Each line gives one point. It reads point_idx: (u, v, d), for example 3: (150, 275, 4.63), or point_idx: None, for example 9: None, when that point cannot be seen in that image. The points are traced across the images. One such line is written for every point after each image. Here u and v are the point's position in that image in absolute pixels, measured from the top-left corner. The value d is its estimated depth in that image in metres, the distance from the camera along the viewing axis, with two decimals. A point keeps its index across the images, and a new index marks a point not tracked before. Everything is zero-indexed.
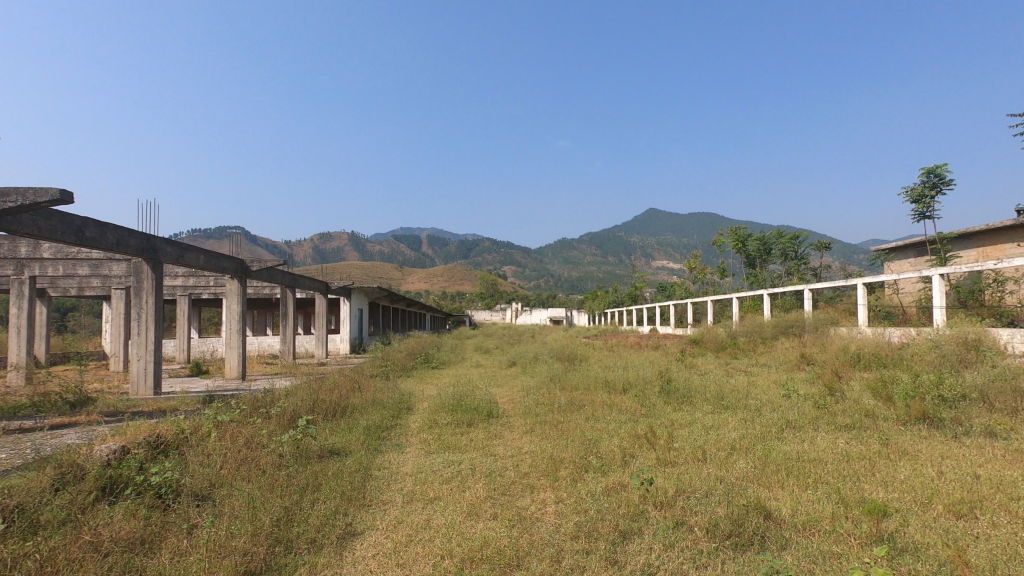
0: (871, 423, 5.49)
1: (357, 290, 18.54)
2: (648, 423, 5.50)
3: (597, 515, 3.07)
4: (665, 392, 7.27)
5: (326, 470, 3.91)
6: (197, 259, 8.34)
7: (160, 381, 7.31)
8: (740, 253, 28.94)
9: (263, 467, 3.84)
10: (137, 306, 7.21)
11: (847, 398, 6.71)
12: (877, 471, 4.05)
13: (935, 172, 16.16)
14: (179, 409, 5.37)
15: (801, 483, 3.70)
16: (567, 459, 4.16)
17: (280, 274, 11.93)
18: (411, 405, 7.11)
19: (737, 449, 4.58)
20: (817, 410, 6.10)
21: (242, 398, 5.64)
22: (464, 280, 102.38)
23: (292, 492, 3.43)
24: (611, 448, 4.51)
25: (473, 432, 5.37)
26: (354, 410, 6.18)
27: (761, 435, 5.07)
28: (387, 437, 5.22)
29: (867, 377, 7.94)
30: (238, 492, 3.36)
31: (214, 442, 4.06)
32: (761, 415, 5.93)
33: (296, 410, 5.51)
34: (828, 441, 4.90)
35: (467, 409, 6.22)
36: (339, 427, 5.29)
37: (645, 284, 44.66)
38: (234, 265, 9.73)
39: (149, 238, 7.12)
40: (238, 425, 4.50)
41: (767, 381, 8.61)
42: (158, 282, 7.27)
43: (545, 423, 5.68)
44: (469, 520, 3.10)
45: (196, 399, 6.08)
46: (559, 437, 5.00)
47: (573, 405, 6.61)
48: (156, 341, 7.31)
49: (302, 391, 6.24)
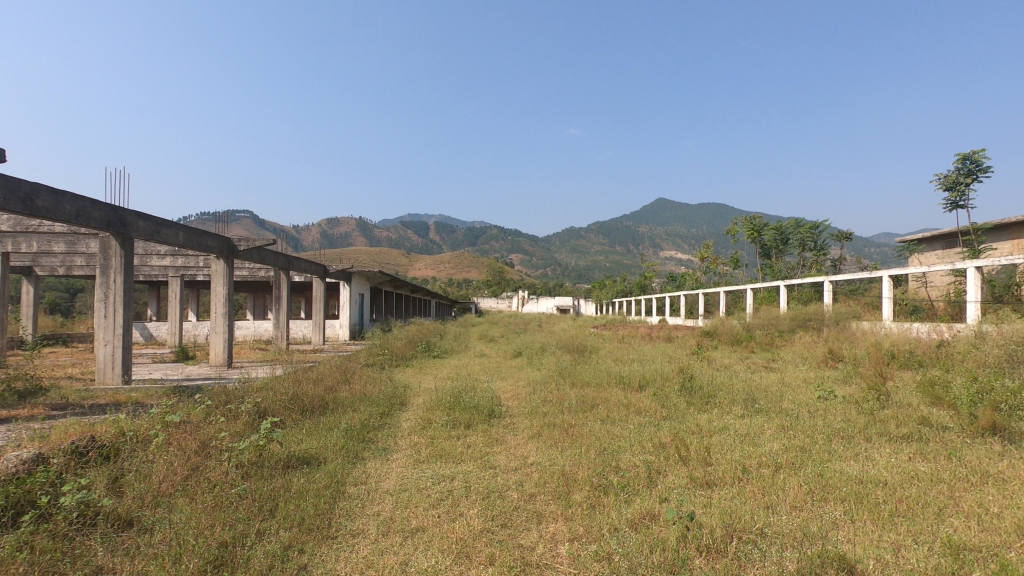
0: (932, 434, 4.72)
1: (358, 275, 17.81)
2: (674, 430, 4.77)
3: (625, 564, 2.35)
4: (687, 392, 6.54)
5: (289, 488, 3.24)
6: (177, 236, 7.66)
7: (130, 368, 6.68)
8: (755, 243, 27.77)
9: (214, 481, 3.20)
10: (103, 285, 6.55)
11: (894, 402, 5.96)
12: (962, 500, 3.28)
13: (970, 158, 15.04)
14: (137, 403, 4.75)
15: (876, 519, 2.96)
16: (582, 477, 3.44)
17: (273, 254, 11.18)
18: (406, 401, 6.42)
19: (784, 467, 3.85)
20: (863, 417, 5.33)
21: (209, 391, 4.97)
22: (472, 268, 101.40)
23: (236, 520, 2.75)
24: (633, 462, 3.80)
25: (471, 436, 4.65)
26: (338, 407, 5.51)
27: (807, 447, 4.34)
28: (372, 442, 4.53)
29: (912, 379, 7.12)
30: (170, 523, 2.67)
31: (158, 450, 3.42)
32: (802, 422, 5.17)
33: (269, 407, 4.84)
34: (887, 457, 4.15)
35: (466, 408, 5.51)
36: (315, 428, 4.60)
37: (655, 274, 43.81)
38: (221, 243, 9.01)
39: (116, 210, 6.43)
40: (192, 427, 3.82)
41: (796, 379, 7.87)
42: (127, 259, 6.61)
43: (554, 426, 4.98)
44: (457, 567, 2.39)
45: (160, 391, 5.45)
46: (570, 446, 4.29)
47: (586, 404, 5.87)
48: (125, 325, 6.65)
49: (280, 383, 5.57)
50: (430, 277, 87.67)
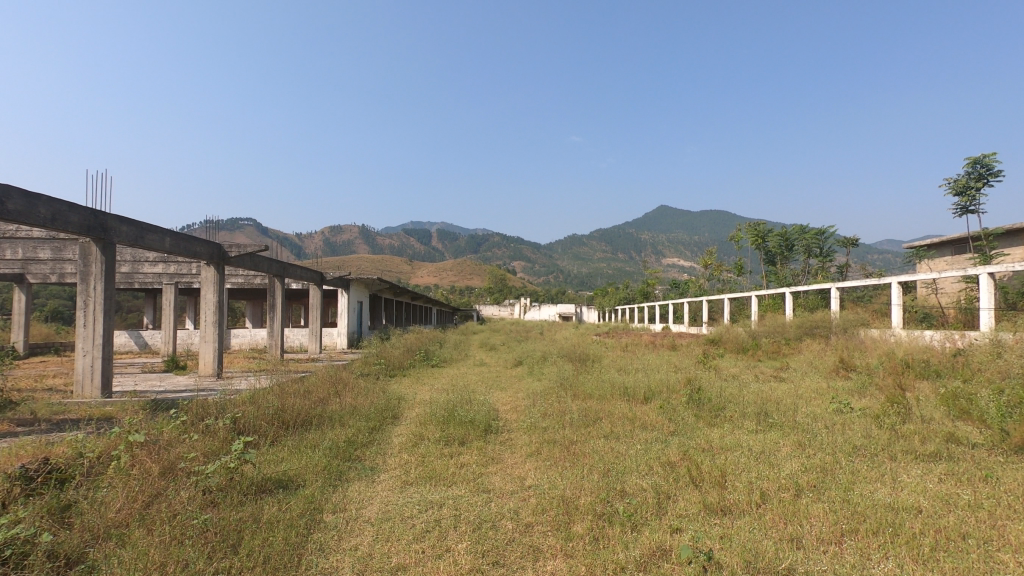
0: (961, 452, 4.36)
1: (357, 282, 17.52)
2: (682, 448, 4.45)
3: None
4: (694, 404, 6.21)
5: (259, 518, 2.93)
6: (163, 241, 7.41)
7: (109, 381, 6.37)
8: (760, 249, 27.45)
9: (175, 509, 2.88)
10: (83, 293, 6.28)
11: (916, 415, 5.60)
12: (1008, 530, 2.95)
13: (981, 163, 14.71)
14: (110, 420, 4.46)
15: (917, 557, 2.61)
16: (583, 505, 3.12)
17: (266, 261, 10.90)
18: (399, 414, 6.10)
19: (806, 491, 3.50)
20: (884, 432, 4.98)
21: (186, 405, 4.68)
22: (474, 275, 101.04)
23: (193, 557, 2.43)
24: (640, 486, 3.48)
25: (465, 455, 4.33)
26: (326, 422, 5.21)
27: (828, 467, 4.00)
28: (358, 461, 4.22)
29: (931, 391, 6.75)
30: (113, 562, 2.36)
31: (117, 474, 3.12)
32: (820, 437, 4.83)
33: (249, 423, 4.53)
34: (917, 479, 3.80)
35: (461, 422, 5.19)
36: (297, 447, 4.29)
37: (658, 281, 43.45)
38: (211, 250, 8.73)
39: (97, 214, 6.17)
40: (160, 447, 3.52)
41: (807, 390, 7.51)
42: (108, 266, 6.35)
43: (553, 443, 4.64)
44: None
45: (137, 404, 5.16)
46: (570, 466, 3.97)
47: (588, 418, 5.54)
48: (106, 335, 6.37)
49: (264, 395, 5.27)
50: (432, 284, 87.50)
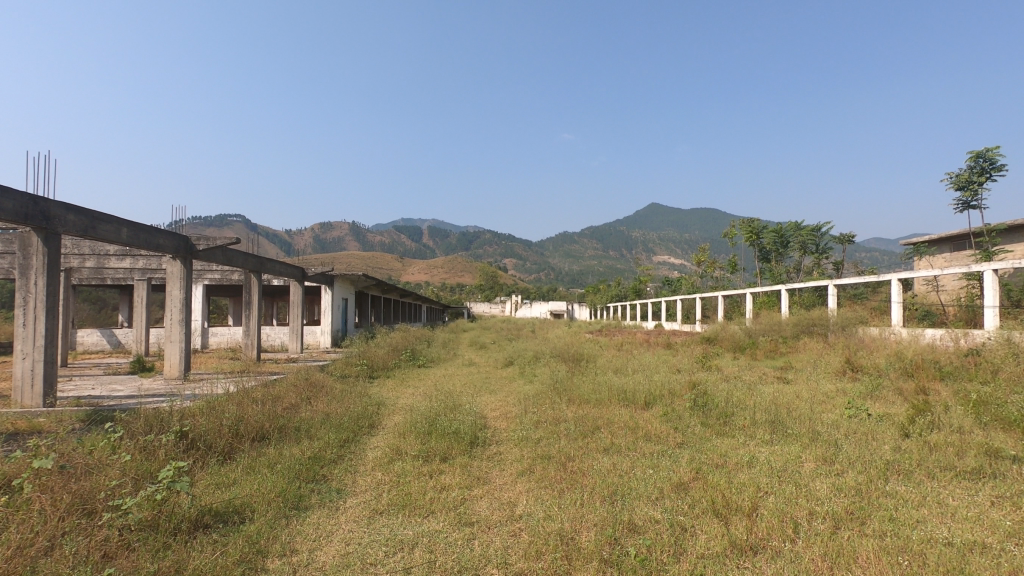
0: (1007, 469, 3.85)
1: (341, 278, 16.86)
2: (696, 465, 3.91)
3: None
4: (701, 410, 5.68)
5: (181, 570, 2.33)
6: (118, 232, 6.74)
7: (52, 387, 5.70)
8: (754, 245, 27.14)
9: (74, 560, 2.27)
10: (23, 288, 5.63)
11: (941, 421, 5.12)
12: None
13: (985, 156, 14.32)
14: (32, 438, 3.82)
15: None
16: (587, 544, 2.57)
17: (241, 255, 10.22)
18: (376, 421, 5.53)
19: (847, 522, 2.97)
20: (915, 444, 4.47)
21: (126, 418, 4.05)
22: (465, 271, 100.27)
23: None
24: (653, 518, 2.93)
25: (447, 474, 3.76)
26: (291, 435, 4.60)
27: (864, 488, 3.48)
28: (322, 482, 3.64)
29: (948, 394, 6.29)
30: None
31: (9, 512, 2.51)
32: (845, 450, 4.31)
33: (197, 439, 3.92)
34: (966, 503, 3.30)
35: (443, 433, 4.63)
36: (251, 467, 3.70)
37: (650, 278, 43.17)
38: (175, 243, 8.04)
39: (36, 200, 5.50)
40: (73, 474, 2.91)
41: (817, 393, 7.03)
42: (51, 258, 5.69)
43: (549, 459, 4.08)
44: None
45: (74, 415, 4.52)
46: (568, 488, 3.43)
47: (586, 428, 5.00)
48: (48, 335, 5.71)
49: (222, 403, 4.65)
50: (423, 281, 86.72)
